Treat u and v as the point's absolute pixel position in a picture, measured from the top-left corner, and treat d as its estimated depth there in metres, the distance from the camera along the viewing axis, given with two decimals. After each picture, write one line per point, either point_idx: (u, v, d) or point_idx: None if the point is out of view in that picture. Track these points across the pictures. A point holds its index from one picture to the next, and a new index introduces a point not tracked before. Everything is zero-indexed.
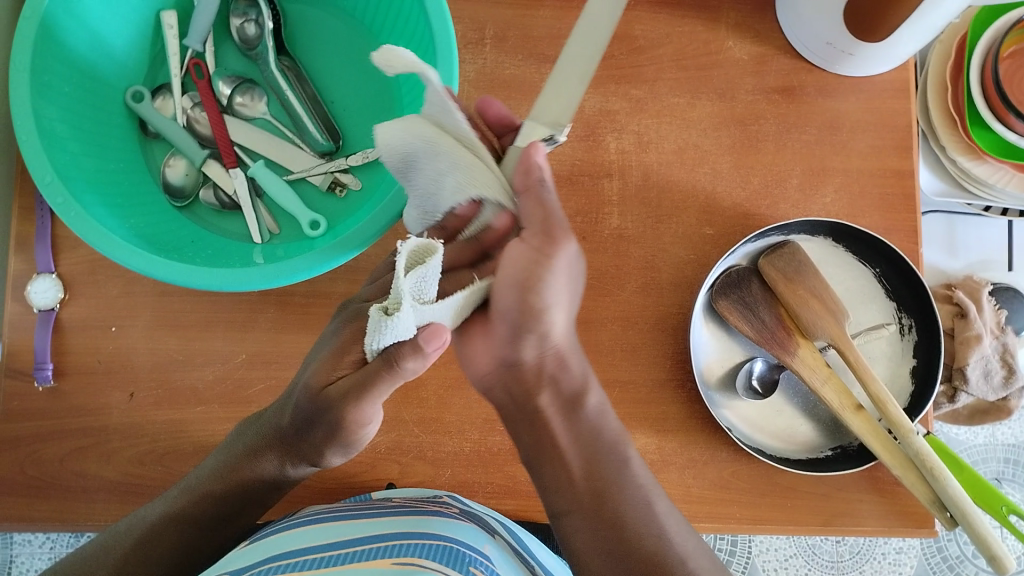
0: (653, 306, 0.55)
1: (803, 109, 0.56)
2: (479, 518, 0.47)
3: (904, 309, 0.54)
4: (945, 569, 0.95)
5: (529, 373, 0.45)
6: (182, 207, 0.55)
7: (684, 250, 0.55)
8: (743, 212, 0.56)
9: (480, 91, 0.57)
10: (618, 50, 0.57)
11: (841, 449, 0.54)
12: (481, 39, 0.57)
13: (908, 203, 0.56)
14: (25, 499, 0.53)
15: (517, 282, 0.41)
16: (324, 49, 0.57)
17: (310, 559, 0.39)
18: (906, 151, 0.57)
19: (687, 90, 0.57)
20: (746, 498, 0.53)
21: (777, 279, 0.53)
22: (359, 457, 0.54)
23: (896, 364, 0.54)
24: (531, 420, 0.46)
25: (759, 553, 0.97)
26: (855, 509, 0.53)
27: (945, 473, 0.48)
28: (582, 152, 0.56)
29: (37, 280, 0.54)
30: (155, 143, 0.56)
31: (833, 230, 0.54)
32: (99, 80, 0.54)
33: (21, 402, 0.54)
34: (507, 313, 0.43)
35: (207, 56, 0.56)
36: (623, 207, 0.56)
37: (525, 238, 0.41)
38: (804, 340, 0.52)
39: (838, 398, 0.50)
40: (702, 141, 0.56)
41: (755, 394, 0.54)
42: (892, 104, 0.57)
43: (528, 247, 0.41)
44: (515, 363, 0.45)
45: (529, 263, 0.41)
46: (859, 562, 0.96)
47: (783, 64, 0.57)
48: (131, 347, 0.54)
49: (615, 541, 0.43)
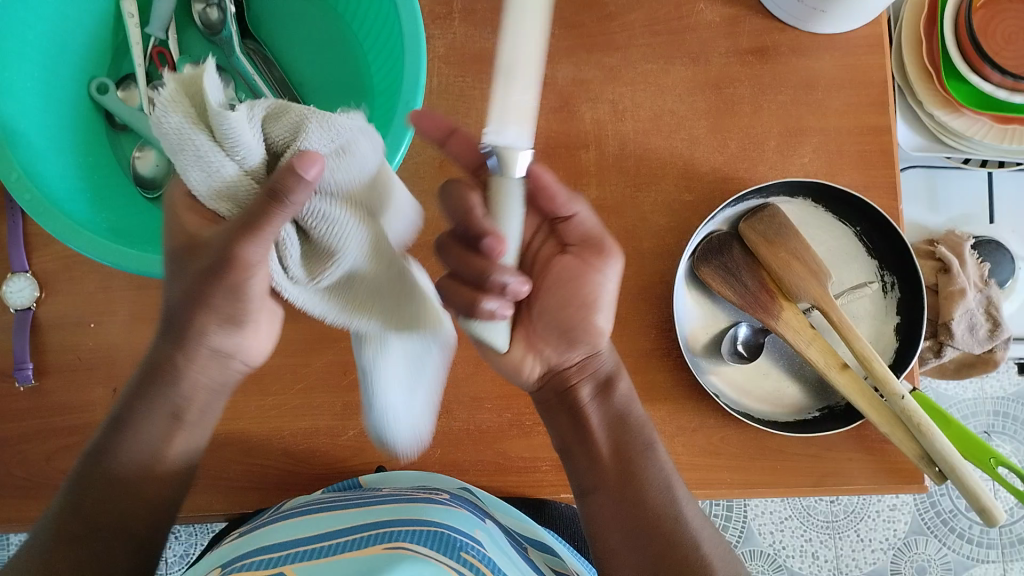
0: (635, 275, 0.54)
1: (778, 70, 0.56)
2: (467, 501, 0.47)
3: (886, 266, 0.54)
4: (939, 523, 0.96)
5: (569, 372, 0.46)
6: (154, 199, 0.54)
7: (664, 219, 0.55)
8: (721, 176, 0.55)
9: (451, 66, 0.56)
10: (589, 18, 0.56)
11: (828, 410, 0.54)
12: (449, 13, 0.56)
13: (886, 159, 0.56)
14: (13, 499, 0.53)
15: (572, 299, 0.44)
16: (287, 29, 0.56)
17: (297, 551, 0.38)
18: (883, 107, 0.56)
19: (660, 55, 0.56)
20: (737, 463, 0.53)
21: (758, 241, 0.52)
22: (348, 441, 0.54)
23: (880, 322, 0.54)
24: (573, 411, 0.46)
25: (755, 516, 0.98)
26: (845, 469, 0.53)
27: (932, 428, 0.48)
28: (556, 124, 0.56)
29: (12, 280, 0.54)
30: (123, 135, 0.56)
31: (813, 191, 0.54)
32: (62, 74, 0.53)
33: (3, 403, 0.54)
34: (554, 320, 0.45)
35: (170, 43, 0.55)
36: (601, 177, 0.55)
37: (575, 253, 0.44)
38: (787, 303, 0.52)
39: (823, 357, 0.50)
40: (677, 107, 0.56)
41: (741, 359, 0.54)
42: (867, 60, 0.56)
43: (578, 262, 0.44)
44: (560, 366, 0.46)
45: (580, 277, 0.44)
46: (854, 520, 0.97)
47: (756, 25, 0.56)
48: (110, 342, 0.54)
49: (624, 521, 0.43)
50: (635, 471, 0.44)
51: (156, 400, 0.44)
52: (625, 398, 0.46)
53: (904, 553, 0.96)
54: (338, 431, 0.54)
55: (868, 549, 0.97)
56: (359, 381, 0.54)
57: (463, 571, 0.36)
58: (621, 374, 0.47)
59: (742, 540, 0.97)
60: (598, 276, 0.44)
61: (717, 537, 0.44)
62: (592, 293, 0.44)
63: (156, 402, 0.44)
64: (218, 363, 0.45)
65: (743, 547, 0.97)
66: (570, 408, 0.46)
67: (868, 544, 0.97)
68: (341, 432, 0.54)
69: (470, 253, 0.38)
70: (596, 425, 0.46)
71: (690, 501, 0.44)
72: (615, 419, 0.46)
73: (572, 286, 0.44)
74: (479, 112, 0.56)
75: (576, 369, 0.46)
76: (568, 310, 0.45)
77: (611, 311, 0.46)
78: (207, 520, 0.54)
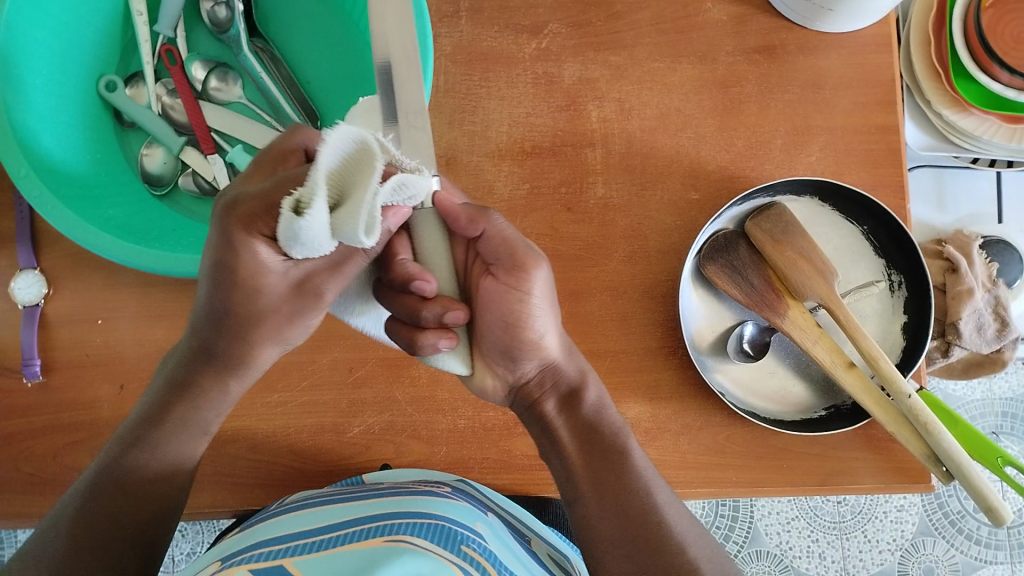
0: (641, 274, 0.54)
1: (785, 68, 0.56)
2: (469, 495, 0.47)
3: (893, 265, 0.54)
4: (947, 524, 0.96)
5: (531, 388, 0.45)
6: (162, 196, 0.54)
7: (671, 217, 0.55)
8: (728, 175, 0.55)
9: (458, 64, 0.56)
10: (596, 17, 0.56)
11: (834, 409, 0.54)
12: (456, 12, 0.56)
13: (894, 158, 0.56)
14: (21, 494, 0.53)
15: (504, 320, 0.41)
16: (295, 28, 0.56)
17: (297, 544, 0.38)
18: (891, 105, 0.56)
19: (666, 54, 0.56)
20: (743, 462, 0.53)
21: (764, 240, 0.52)
22: (353, 439, 0.54)
23: (887, 321, 0.54)
24: (542, 425, 0.46)
25: (761, 517, 0.98)
26: (851, 467, 0.53)
27: (939, 427, 0.48)
28: (563, 122, 0.56)
29: (21, 277, 0.55)
30: (131, 132, 0.56)
31: (819, 189, 0.54)
32: (72, 70, 0.53)
33: (11, 399, 0.54)
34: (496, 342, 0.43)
35: (179, 42, 0.55)
36: (607, 176, 0.55)
37: (499, 276, 0.41)
38: (793, 301, 0.51)
39: (829, 356, 0.50)
40: (684, 105, 0.56)
41: (747, 357, 0.54)
42: (874, 59, 0.56)
43: (499, 283, 0.41)
44: (518, 384, 0.45)
45: (503, 301, 0.41)
46: (861, 521, 0.97)
47: (763, 24, 0.56)
48: (118, 339, 0.54)
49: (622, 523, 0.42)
50: (641, 470, 0.44)
51: (190, 419, 0.46)
52: (594, 409, 0.45)
53: (911, 554, 0.96)
54: (343, 429, 0.54)
55: (875, 550, 0.96)
56: (365, 378, 0.54)
57: (463, 563, 0.37)
58: (589, 382, 0.46)
59: (749, 541, 0.97)
60: (522, 297, 0.41)
61: (704, 539, 0.43)
62: (523, 314, 0.41)
63: (189, 421, 0.46)
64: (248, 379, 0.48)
65: (749, 547, 0.97)
66: (539, 422, 0.46)
67: (875, 545, 0.96)
68: (347, 429, 0.54)
69: (400, 294, 0.41)
70: (567, 440, 0.45)
71: (669, 499, 0.44)
72: (586, 429, 0.45)
73: (500, 307, 0.41)
74: (485, 110, 0.56)
75: (538, 385, 0.45)
76: (509, 329, 0.42)
77: (550, 320, 0.43)
78: (213, 516, 0.54)
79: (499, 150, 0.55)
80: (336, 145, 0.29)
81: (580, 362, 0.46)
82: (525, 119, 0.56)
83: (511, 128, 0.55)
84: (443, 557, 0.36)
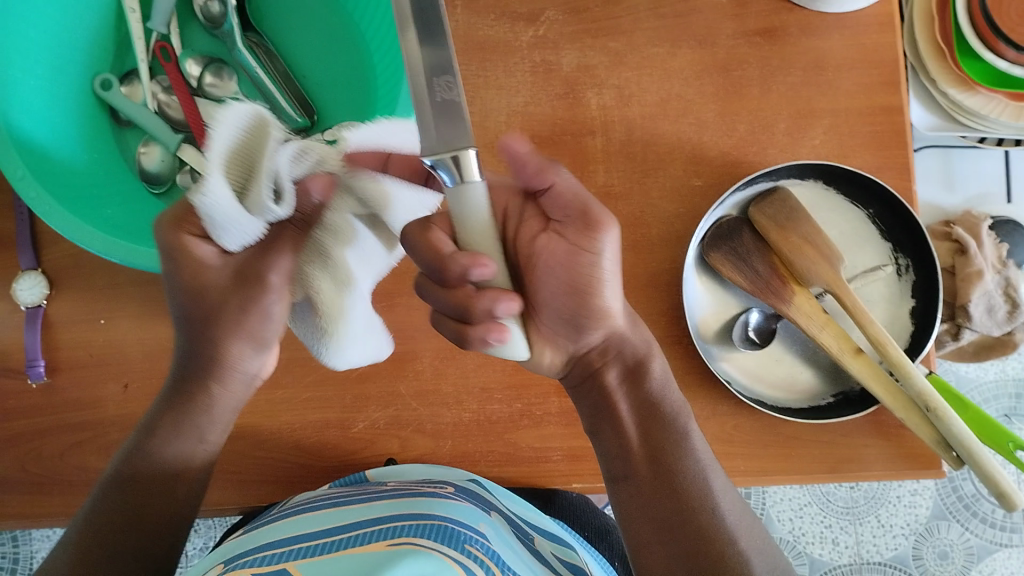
0: (644, 263, 0.54)
1: (787, 51, 0.55)
2: (473, 494, 0.47)
3: (901, 249, 0.53)
4: (961, 508, 0.95)
5: (592, 357, 0.45)
6: (160, 194, 0.54)
7: (673, 204, 0.54)
8: (731, 161, 0.54)
9: (455, 54, 0.55)
10: (594, 2, 0.55)
11: (843, 396, 0.53)
12: (451, 1, 0.55)
13: (900, 140, 0.55)
14: (29, 495, 0.53)
15: (566, 285, 0.41)
16: (287, 20, 0.56)
17: (298, 547, 0.38)
18: (896, 86, 0.55)
19: (666, 39, 0.55)
20: (751, 451, 0.52)
21: (768, 226, 0.51)
22: (358, 434, 0.54)
23: (895, 306, 0.53)
24: (598, 398, 0.46)
25: (773, 504, 0.98)
26: (861, 454, 0.52)
27: (949, 413, 0.47)
28: (562, 111, 0.55)
29: (23, 278, 0.54)
30: (128, 130, 0.55)
31: (823, 173, 0.53)
32: (65, 70, 0.53)
33: (16, 400, 0.54)
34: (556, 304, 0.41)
35: (173, 38, 0.55)
36: (608, 163, 0.55)
37: (566, 233, 0.40)
38: (800, 288, 0.51)
39: (837, 342, 0.50)
40: (685, 91, 0.55)
41: (753, 345, 0.53)
42: (878, 39, 0.55)
43: (568, 242, 0.40)
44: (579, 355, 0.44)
45: (570, 261, 0.40)
46: (874, 506, 0.97)
47: (764, 6, 0.55)
48: (120, 338, 0.54)
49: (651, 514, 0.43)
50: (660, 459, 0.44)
51: (183, 426, 0.47)
52: (660, 384, 0.46)
53: (925, 538, 0.96)
54: (348, 424, 0.54)
55: (889, 535, 0.96)
56: (369, 373, 0.54)
57: (465, 563, 0.36)
58: (653, 355, 0.46)
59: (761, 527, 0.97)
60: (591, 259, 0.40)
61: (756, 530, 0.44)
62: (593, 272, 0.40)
63: (179, 424, 0.46)
64: (239, 386, 0.48)
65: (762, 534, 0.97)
66: (600, 396, 0.46)
67: (889, 530, 0.96)
68: (352, 424, 0.54)
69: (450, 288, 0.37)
70: (626, 414, 0.45)
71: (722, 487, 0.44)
72: (647, 409, 0.45)
73: (564, 274, 0.40)
74: (484, 101, 0.55)
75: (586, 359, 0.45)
76: (571, 296, 0.41)
77: (617, 286, 0.42)
78: (220, 513, 0.54)
79: (498, 140, 0.55)
80: (230, 123, 0.35)
81: (643, 337, 0.46)
82: (524, 108, 0.55)
83: (509, 118, 0.55)
84: (445, 556, 0.36)
